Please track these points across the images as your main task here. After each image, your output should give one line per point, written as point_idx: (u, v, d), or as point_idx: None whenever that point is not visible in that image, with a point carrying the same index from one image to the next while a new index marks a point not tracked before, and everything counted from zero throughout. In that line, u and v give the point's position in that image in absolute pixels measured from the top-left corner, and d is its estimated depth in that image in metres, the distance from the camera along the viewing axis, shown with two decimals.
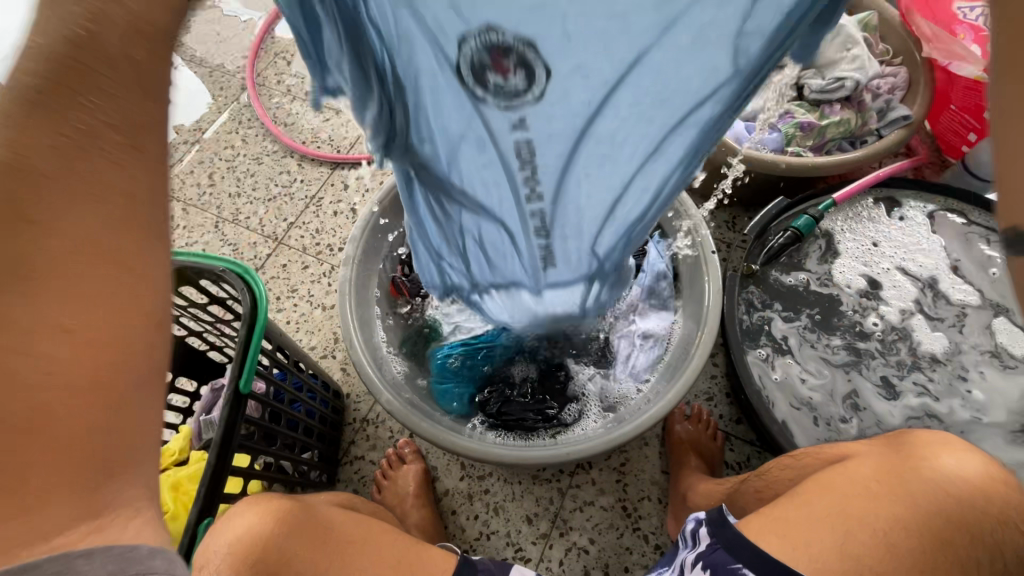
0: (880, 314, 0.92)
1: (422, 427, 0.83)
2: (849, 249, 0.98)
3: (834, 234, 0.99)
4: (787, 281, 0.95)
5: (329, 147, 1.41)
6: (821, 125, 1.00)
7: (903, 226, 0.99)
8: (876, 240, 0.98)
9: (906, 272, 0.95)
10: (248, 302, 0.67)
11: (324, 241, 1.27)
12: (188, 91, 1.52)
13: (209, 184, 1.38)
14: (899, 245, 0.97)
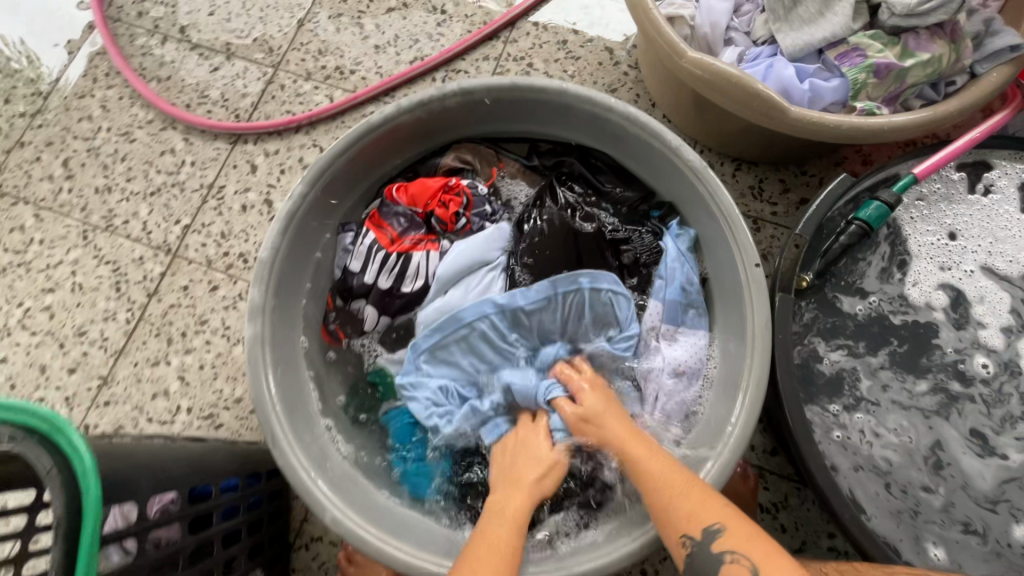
0: (982, 344, 0.71)
1: (387, 551, 0.61)
2: (921, 246, 0.75)
3: (900, 225, 0.75)
4: (842, 291, 0.73)
5: (223, 111, 1.05)
6: (904, 67, 0.71)
7: (988, 206, 0.76)
8: (953, 229, 0.75)
9: (992, 270, 0.74)
10: (62, 487, 0.41)
11: (234, 249, 0.96)
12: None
13: (66, 175, 1.02)
14: (981, 233, 0.75)
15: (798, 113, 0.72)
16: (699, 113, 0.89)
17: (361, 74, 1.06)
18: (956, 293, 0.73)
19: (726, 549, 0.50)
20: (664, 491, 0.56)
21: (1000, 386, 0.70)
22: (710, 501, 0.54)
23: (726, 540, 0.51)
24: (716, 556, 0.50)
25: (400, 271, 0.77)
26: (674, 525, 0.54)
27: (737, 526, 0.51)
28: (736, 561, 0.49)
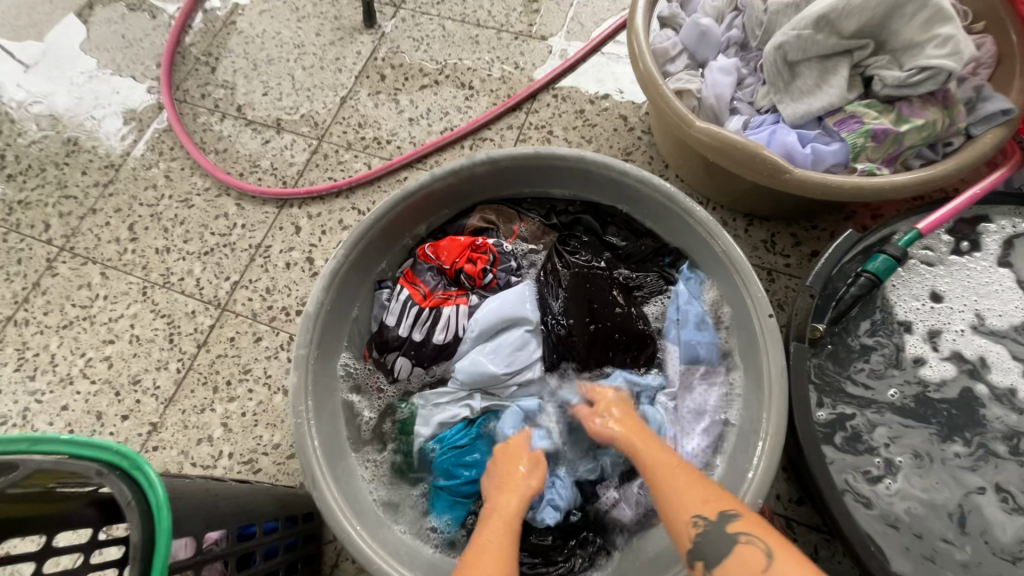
0: (999, 395, 0.72)
1: None
2: (908, 311, 0.76)
3: (885, 290, 0.78)
4: (831, 350, 0.75)
5: (273, 178, 1.16)
6: (899, 132, 0.76)
7: (970, 264, 0.78)
8: (935, 291, 0.77)
9: (982, 322, 0.75)
10: (139, 521, 0.46)
11: (277, 303, 1.04)
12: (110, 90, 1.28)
13: (130, 237, 1.13)
14: (964, 292, 0.77)
15: (801, 174, 0.78)
16: (709, 172, 0.94)
17: (396, 143, 1.17)
18: (964, 347, 0.75)
19: (741, 531, 0.52)
20: (682, 484, 0.59)
21: (1012, 438, 0.70)
22: (728, 496, 0.57)
23: (741, 525, 0.53)
24: (732, 536, 0.52)
25: (431, 324, 0.83)
26: (687, 513, 0.56)
27: (755, 520, 0.53)
28: (750, 544, 0.51)
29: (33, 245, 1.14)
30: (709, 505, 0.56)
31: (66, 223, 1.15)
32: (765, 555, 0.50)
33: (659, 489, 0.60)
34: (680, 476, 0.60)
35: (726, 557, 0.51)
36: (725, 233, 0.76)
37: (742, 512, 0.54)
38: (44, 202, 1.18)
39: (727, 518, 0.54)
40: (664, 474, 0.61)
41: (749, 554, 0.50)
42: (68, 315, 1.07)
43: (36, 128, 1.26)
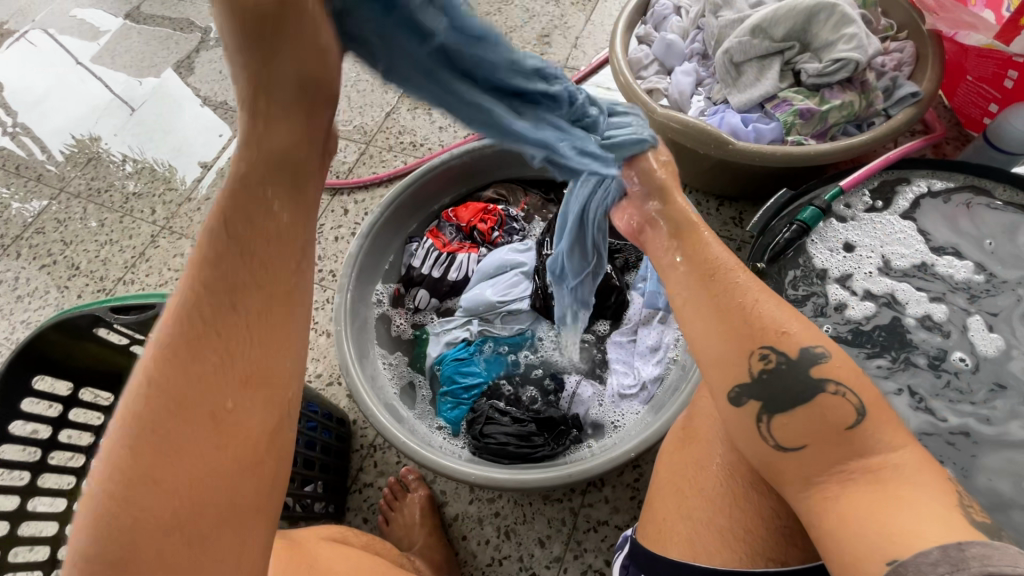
0: (914, 322, 0.85)
1: (422, 454, 0.81)
2: (827, 260, 0.91)
3: (806, 245, 0.93)
4: (764, 285, 0.90)
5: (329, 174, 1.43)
6: (822, 110, 0.95)
7: (877, 221, 0.93)
8: (848, 242, 0.92)
9: (889, 263, 0.90)
10: None
11: (327, 267, 1.28)
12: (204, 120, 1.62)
13: None
14: (871, 242, 0.92)
15: (741, 146, 0.96)
16: (680, 157, 1.13)
17: (428, 147, 1.43)
18: (874, 284, 0.88)
19: (827, 376, 0.52)
20: (733, 325, 0.55)
21: (932, 356, 0.81)
22: (816, 333, 0.55)
23: (828, 367, 0.52)
24: (815, 380, 0.52)
25: (448, 265, 1.04)
26: (754, 350, 0.54)
27: (839, 356, 0.53)
28: (840, 393, 0.51)
29: (142, 225, 1.44)
30: (787, 340, 0.53)
31: (168, 208, 1.46)
32: (854, 416, 0.50)
33: (727, 298, 0.55)
34: (748, 295, 0.55)
35: (803, 407, 0.52)
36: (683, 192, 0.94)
37: (832, 352, 0.53)
38: (152, 194, 1.50)
39: (812, 361, 0.53)
40: (721, 309, 0.55)
41: (834, 405, 0.51)
42: (164, 276, 1.35)
43: (154, 147, 1.59)
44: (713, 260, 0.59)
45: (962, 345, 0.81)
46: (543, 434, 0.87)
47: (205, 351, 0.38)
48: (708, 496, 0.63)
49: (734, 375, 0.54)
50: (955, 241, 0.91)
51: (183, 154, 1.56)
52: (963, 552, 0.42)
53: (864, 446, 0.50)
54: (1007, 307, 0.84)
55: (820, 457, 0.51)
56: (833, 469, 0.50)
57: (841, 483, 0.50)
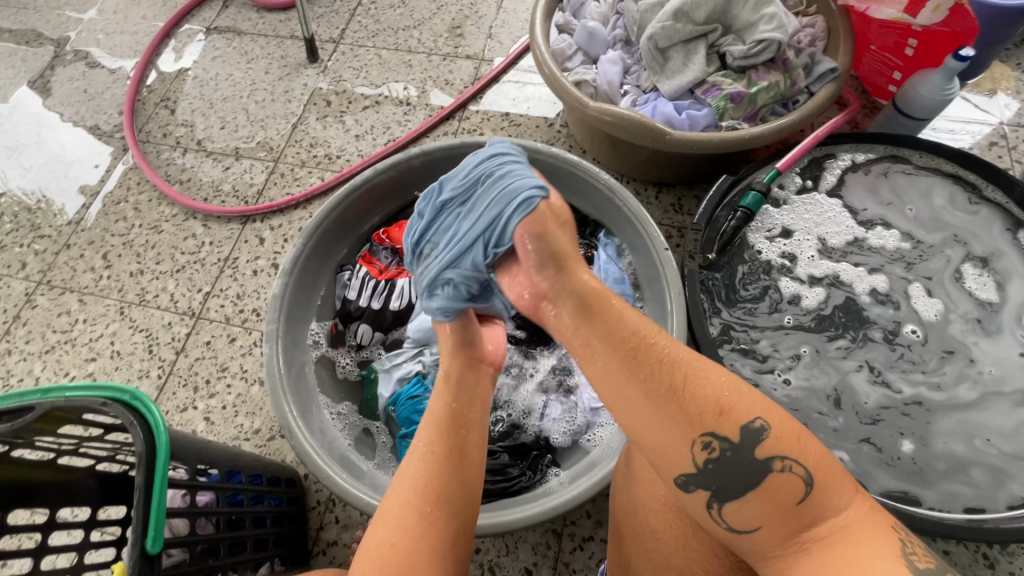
0: (859, 296, 0.88)
1: None
2: (770, 248, 0.92)
3: (747, 236, 0.93)
4: (715, 278, 0.90)
5: (235, 199, 1.27)
6: (751, 93, 0.94)
7: (808, 202, 0.96)
8: (786, 227, 0.94)
9: (824, 243, 0.93)
10: (142, 435, 0.55)
11: (248, 306, 1.14)
12: (77, 141, 1.39)
13: (105, 265, 1.22)
14: (805, 225, 0.94)
15: (679, 135, 0.94)
16: (616, 149, 1.10)
17: (346, 158, 1.30)
18: (816, 269, 0.91)
19: (774, 454, 0.46)
20: (661, 411, 0.48)
21: (887, 330, 0.85)
22: (749, 393, 0.48)
23: (772, 442, 0.46)
24: (762, 463, 0.46)
25: (388, 293, 0.95)
26: (693, 437, 0.47)
27: (780, 422, 0.47)
28: (788, 468, 0.45)
29: (11, 282, 1.22)
30: (727, 421, 0.47)
31: (42, 259, 1.24)
32: (803, 490, 0.45)
33: (645, 370, 0.49)
34: (681, 369, 0.48)
35: (752, 489, 0.46)
36: (626, 188, 0.91)
37: (772, 421, 0.47)
38: (18, 244, 1.27)
39: (754, 440, 0.47)
40: (657, 384, 0.48)
41: (782, 483, 0.45)
42: (49, 340, 1.15)
43: (19, 176, 1.36)
44: (623, 324, 0.52)
45: (909, 314, 0.86)
46: (517, 463, 0.82)
47: (456, 463, 0.61)
48: (667, 538, 0.59)
49: (673, 466, 0.48)
50: (883, 212, 0.95)
51: (54, 185, 1.34)
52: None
53: (813, 516, 0.45)
54: (939, 270, 0.89)
55: (778, 535, 0.46)
56: (790, 544, 0.45)
57: (797, 550, 0.45)
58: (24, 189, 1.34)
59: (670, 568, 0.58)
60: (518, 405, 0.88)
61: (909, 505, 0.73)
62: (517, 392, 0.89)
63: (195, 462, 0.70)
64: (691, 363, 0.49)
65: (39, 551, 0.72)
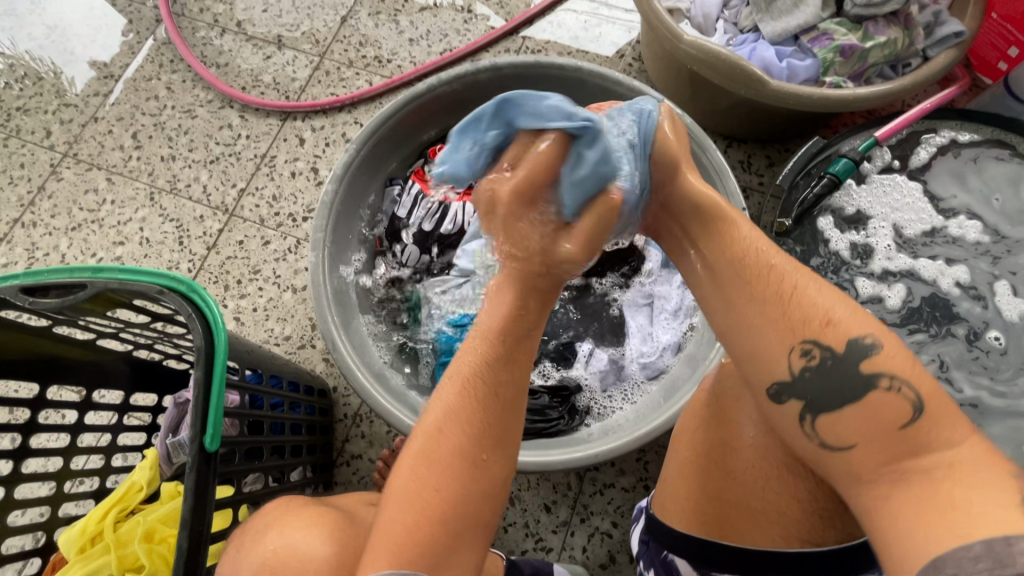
0: (933, 288, 0.84)
1: None
2: (840, 240, 0.86)
3: (817, 221, 0.87)
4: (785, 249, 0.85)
5: (275, 92, 1.19)
6: (864, 48, 0.85)
7: (888, 182, 0.89)
8: (860, 209, 0.88)
9: (900, 232, 0.87)
10: (201, 330, 0.53)
11: (284, 210, 1.09)
12: (91, 11, 1.27)
13: (134, 146, 1.15)
14: (881, 206, 0.88)
15: (776, 85, 0.86)
16: (695, 93, 1.01)
17: (397, 63, 1.20)
18: (892, 263, 0.86)
19: (883, 372, 0.42)
20: (742, 301, 0.46)
21: (972, 329, 0.82)
22: (859, 312, 0.45)
23: (882, 360, 0.43)
24: (868, 378, 0.43)
25: (441, 216, 0.89)
26: (795, 341, 0.44)
27: (894, 345, 0.44)
28: (894, 389, 0.42)
29: (35, 151, 1.16)
30: (834, 331, 0.44)
31: (68, 130, 1.17)
32: (910, 416, 0.41)
33: (745, 298, 0.46)
34: (789, 278, 0.45)
35: (854, 404, 0.43)
36: (709, 138, 0.84)
37: (885, 340, 0.43)
38: (42, 110, 1.19)
39: (861, 354, 0.43)
40: (752, 278, 0.46)
41: (884, 405, 0.42)
42: (76, 218, 1.10)
43: (28, 40, 1.26)
44: (719, 231, 0.49)
45: (992, 315, 0.83)
46: (557, 406, 0.81)
47: (503, 417, 0.50)
48: (746, 477, 0.56)
49: (766, 374, 0.46)
50: (971, 201, 0.88)
51: (71, 53, 1.24)
52: (1012, 549, 0.35)
53: (924, 443, 0.40)
54: None
55: (877, 456, 0.41)
56: (885, 474, 0.41)
57: (888, 481, 0.41)
58: (31, 54, 1.24)
59: (745, 508, 0.56)
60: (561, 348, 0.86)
61: None
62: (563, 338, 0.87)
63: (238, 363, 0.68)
64: (786, 264, 0.46)
65: (76, 429, 0.72)
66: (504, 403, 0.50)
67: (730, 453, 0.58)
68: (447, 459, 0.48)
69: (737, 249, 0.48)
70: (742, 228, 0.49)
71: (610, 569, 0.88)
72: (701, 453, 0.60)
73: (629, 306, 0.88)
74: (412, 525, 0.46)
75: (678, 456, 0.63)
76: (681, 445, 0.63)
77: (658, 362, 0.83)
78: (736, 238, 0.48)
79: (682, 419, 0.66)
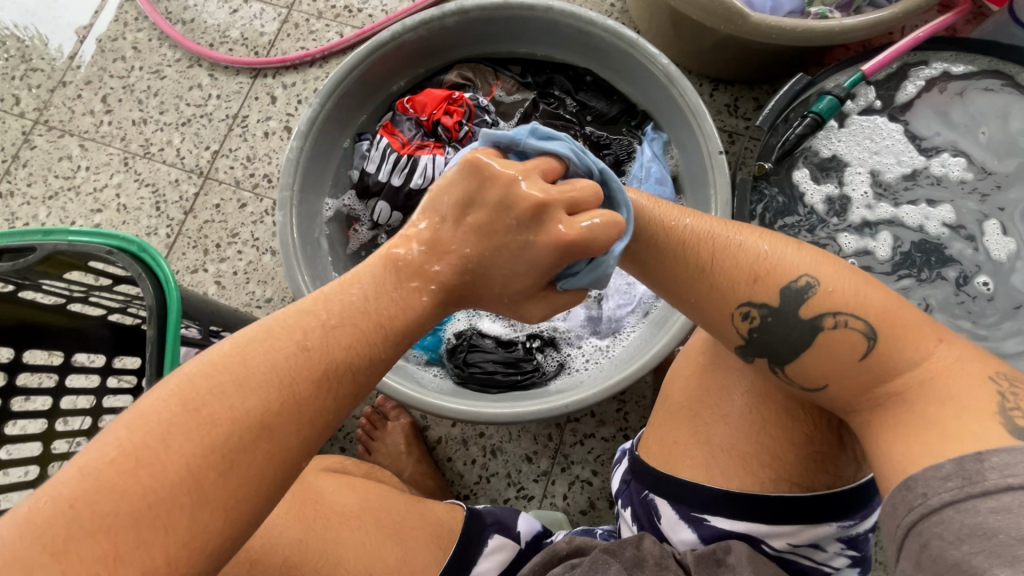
0: (918, 231, 0.82)
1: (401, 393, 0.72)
2: (814, 193, 0.83)
3: (791, 175, 0.84)
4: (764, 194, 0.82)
5: (244, 49, 1.14)
6: None
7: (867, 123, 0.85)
8: (836, 153, 0.85)
9: (878, 178, 0.84)
10: (152, 290, 0.53)
11: (259, 171, 1.07)
12: None
13: (105, 110, 1.13)
14: (865, 149, 0.84)
15: (758, 18, 0.81)
16: (678, 33, 0.96)
17: (368, 12, 1.15)
18: (871, 213, 0.83)
19: (824, 311, 0.49)
20: (701, 289, 0.53)
21: (962, 273, 0.80)
22: (797, 252, 0.52)
23: (818, 300, 0.49)
24: (810, 322, 0.49)
25: (410, 170, 0.86)
26: (736, 304, 0.51)
27: (828, 279, 0.50)
28: (842, 323, 0.48)
29: (6, 118, 1.14)
30: (763, 284, 0.50)
31: (37, 95, 1.15)
32: (863, 343, 0.47)
33: (705, 273, 0.52)
34: (712, 242, 0.53)
35: (809, 348, 0.49)
36: (685, 78, 0.79)
37: (818, 277, 0.49)
38: (9, 76, 1.16)
39: (798, 297, 0.50)
40: (699, 253, 0.53)
41: (838, 342, 0.48)
42: (52, 186, 1.09)
43: (10, 11, 1.20)
44: (670, 206, 0.56)
45: (980, 257, 0.80)
46: (530, 357, 0.81)
47: (307, 393, 0.38)
48: (743, 421, 0.56)
49: (721, 341, 0.54)
50: (960, 138, 0.84)
51: (52, 20, 1.19)
52: (982, 466, 0.38)
53: (884, 368, 0.47)
54: (1016, 202, 0.81)
55: (846, 390, 0.49)
56: (862, 398, 0.48)
57: (874, 409, 0.47)
58: (15, 24, 1.19)
59: (736, 452, 0.56)
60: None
61: None
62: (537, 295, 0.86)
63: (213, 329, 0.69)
64: (726, 232, 0.53)
65: (57, 392, 0.73)
66: (316, 377, 0.39)
67: (721, 391, 0.58)
68: (203, 418, 0.36)
69: (680, 230, 0.54)
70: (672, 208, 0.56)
71: (590, 515, 0.90)
72: (692, 399, 0.60)
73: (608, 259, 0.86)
74: (111, 486, 0.33)
75: (668, 401, 0.62)
76: (673, 393, 0.62)
77: (633, 311, 0.83)
78: (676, 224, 0.54)
79: (676, 362, 0.66)
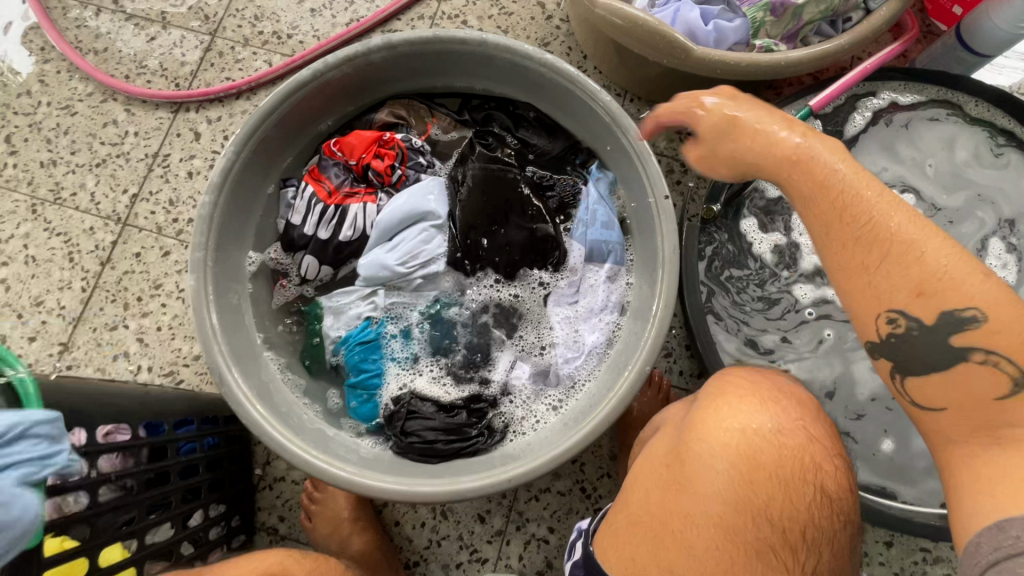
0: None
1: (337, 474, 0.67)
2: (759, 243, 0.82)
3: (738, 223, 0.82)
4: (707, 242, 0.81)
5: (164, 80, 1.06)
6: (798, 4, 0.76)
7: None
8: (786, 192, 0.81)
9: None
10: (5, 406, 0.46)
11: (183, 216, 0.99)
12: None
13: (9, 151, 1.03)
14: None
15: (702, 53, 0.77)
16: (623, 61, 0.91)
17: (298, 38, 1.07)
18: None
19: (976, 344, 0.48)
20: (866, 279, 0.51)
21: None
22: (978, 277, 0.48)
23: (980, 332, 0.48)
24: (958, 350, 0.48)
25: (338, 222, 0.80)
26: (887, 307, 0.50)
27: (1002, 315, 0.47)
28: (985, 360, 0.48)
29: None
30: (922, 301, 0.49)
31: None
32: (1008, 386, 0.47)
33: (873, 269, 0.51)
34: (894, 239, 0.50)
35: (946, 369, 0.49)
36: (628, 117, 0.74)
37: (990, 315, 0.47)
38: None
39: (955, 326, 0.48)
40: (872, 238, 0.51)
41: (974, 375, 0.48)
42: None
43: None
44: (859, 175, 0.54)
45: None
46: (474, 421, 0.76)
47: None
48: (709, 550, 0.49)
49: (863, 332, 0.53)
50: (907, 171, 0.82)
51: None
52: None
53: (1013, 415, 0.47)
54: (969, 235, 0.79)
55: (959, 419, 0.49)
56: (976, 434, 0.48)
57: (988, 443, 0.48)
58: None
59: None
60: (477, 359, 0.80)
61: (885, 499, 0.72)
62: (480, 354, 0.80)
63: (126, 423, 0.61)
64: (903, 220, 0.50)
65: None
66: None
67: (691, 500, 0.50)
68: None
69: (885, 223, 0.51)
70: (873, 192, 0.52)
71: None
72: (656, 507, 0.52)
73: (555, 308, 0.81)
74: None
75: (627, 508, 0.54)
76: (631, 500, 0.54)
77: (584, 365, 0.78)
78: (857, 202, 0.52)
79: (641, 459, 0.57)
